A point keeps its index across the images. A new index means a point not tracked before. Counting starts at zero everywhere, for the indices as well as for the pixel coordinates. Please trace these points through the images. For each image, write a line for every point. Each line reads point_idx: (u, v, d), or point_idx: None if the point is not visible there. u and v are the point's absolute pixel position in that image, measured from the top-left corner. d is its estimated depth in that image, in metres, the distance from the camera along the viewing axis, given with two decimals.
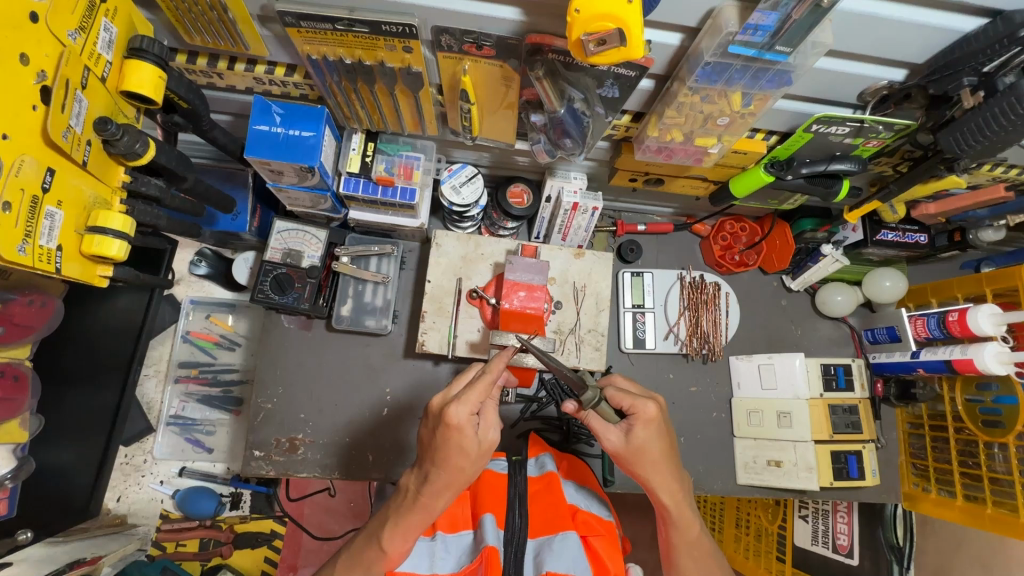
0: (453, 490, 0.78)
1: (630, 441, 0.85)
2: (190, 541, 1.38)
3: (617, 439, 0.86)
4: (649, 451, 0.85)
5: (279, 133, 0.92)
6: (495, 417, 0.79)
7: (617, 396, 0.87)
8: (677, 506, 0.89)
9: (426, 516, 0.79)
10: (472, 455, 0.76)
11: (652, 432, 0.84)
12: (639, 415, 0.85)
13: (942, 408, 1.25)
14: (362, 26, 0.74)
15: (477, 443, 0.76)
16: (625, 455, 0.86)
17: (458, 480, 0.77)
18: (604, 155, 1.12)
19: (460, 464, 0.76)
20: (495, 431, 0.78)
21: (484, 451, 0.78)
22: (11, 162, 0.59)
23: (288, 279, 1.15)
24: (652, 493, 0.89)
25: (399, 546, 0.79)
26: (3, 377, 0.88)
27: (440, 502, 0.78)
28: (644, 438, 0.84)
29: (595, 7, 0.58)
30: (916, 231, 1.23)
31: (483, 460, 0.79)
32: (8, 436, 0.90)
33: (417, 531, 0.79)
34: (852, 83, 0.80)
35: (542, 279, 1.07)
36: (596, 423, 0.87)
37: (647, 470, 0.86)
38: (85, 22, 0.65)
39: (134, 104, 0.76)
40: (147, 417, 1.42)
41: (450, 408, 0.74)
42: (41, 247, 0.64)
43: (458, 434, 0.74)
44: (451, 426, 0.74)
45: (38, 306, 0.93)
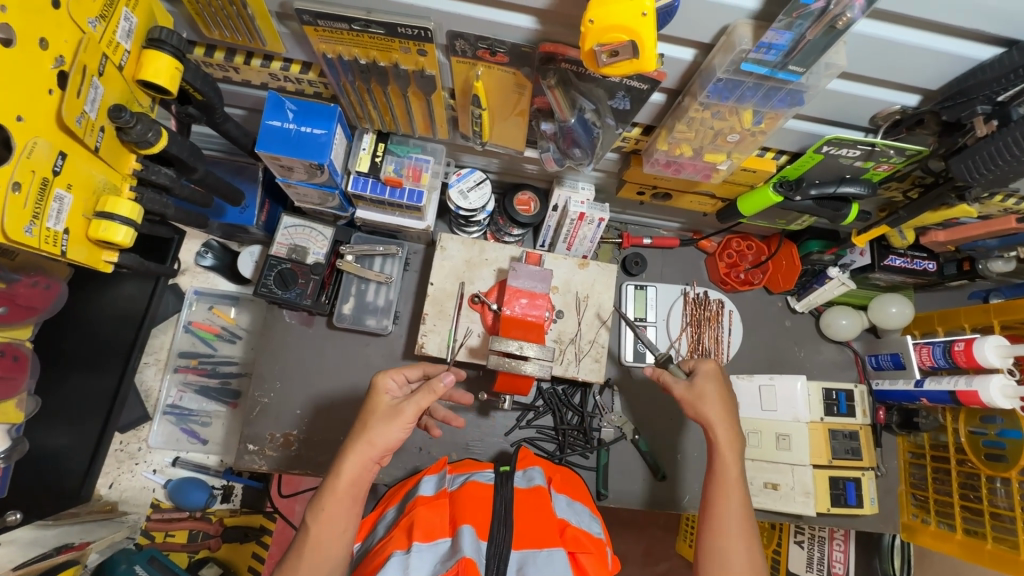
0: (357, 456, 0.79)
1: (697, 389, 0.94)
2: (179, 532, 1.36)
3: (683, 388, 0.95)
4: (712, 398, 0.93)
5: (291, 130, 0.93)
6: (416, 395, 0.83)
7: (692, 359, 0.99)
8: (728, 456, 0.90)
9: (334, 484, 0.78)
10: (378, 413, 0.83)
11: (718, 385, 0.94)
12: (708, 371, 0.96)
13: (945, 439, 1.22)
14: (378, 28, 0.75)
15: (388, 403, 0.84)
16: (688, 400, 0.94)
17: (359, 440, 0.81)
18: (613, 167, 1.12)
19: (366, 422, 0.82)
20: (411, 405, 0.82)
21: (392, 413, 0.82)
22: (24, 143, 0.58)
23: (292, 274, 1.16)
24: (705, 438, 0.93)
25: (320, 522, 0.77)
26: (3, 357, 0.88)
27: (345, 471, 0.79)
28: (709, 388, 0.94)
29: (609, 17, 0.58)
30: (924, 258, 1.22)
31: (391, 428, 0.81)
32: (5, 416, 0.89)
33: (331, 501, 0.78)
34: (866, 106, 0.80)
35: (544, 288, 1.08)
36: (665, 375, 0.97)
37: (710, 411, 0.92)
38: (106, 10, 0.64)
39: (150, 94, 0.76)
40: (144, 405, 1.42)
41: (379, 371, 0.88)
42: (48, 229, 0.62)
43: (374, 393, 0.85)
44: (371, 385, 0.87)
45: (43, 288, 0.93)
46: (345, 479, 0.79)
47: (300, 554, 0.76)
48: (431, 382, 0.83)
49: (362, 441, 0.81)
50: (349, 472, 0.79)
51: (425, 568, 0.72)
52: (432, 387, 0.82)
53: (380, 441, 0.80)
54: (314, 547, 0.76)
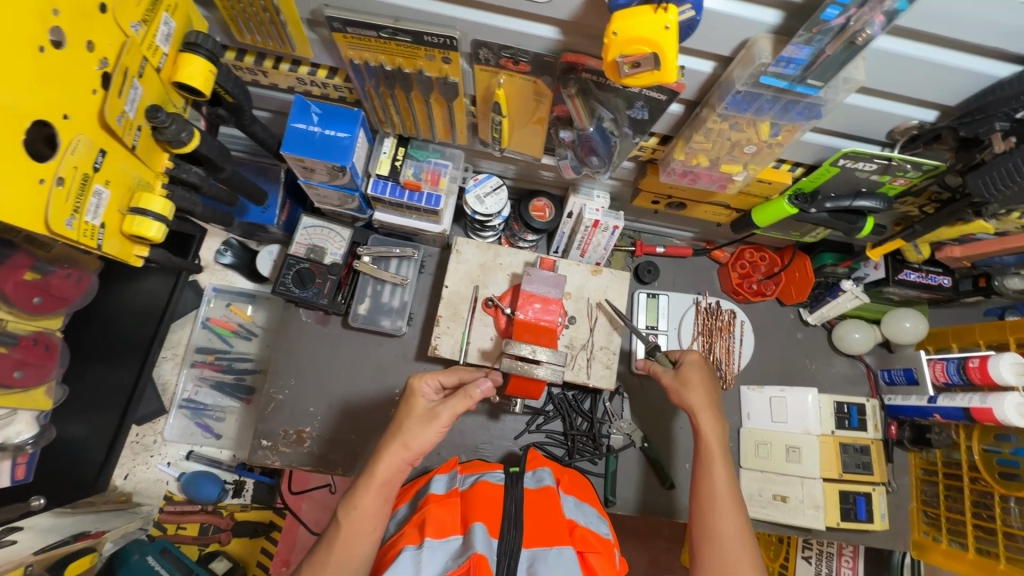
0: (392, 456, 0.82)
1: (682, 376, 1.01)
2: (191, 524, 1.38)
3: (669, 375, 1.02)
4: (694, 384, 0.99)
5: (315, 132, 0.96)
6: (453, 400, 0.85)
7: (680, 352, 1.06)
8: (710, 436, 0.94)
9: (370, 480, 0.81)
10: (414, 416, 0.85)
11: (701, 373, 0.99)
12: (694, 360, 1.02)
13: (957, 456, 1.21)
14: (405, 36, 0.77)
15: (425, 406, 0.86)
16: (672, 386, 1.01)
17: (394, 440, 0.83)
18: (628, 175, 1.13)
19: (403, 424, 0.85)
20: (447, 410, 0.84)
21: (428, 417, 0.85)
22: (68, 141, 0.60)
23: (310, 274, 1.19)
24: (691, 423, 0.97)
25: (352, 519, 0.79)
26: (36, 345, 0.90)
27: (379, 470, 0.81)
28: (692, 375, 1.00)
29: (632, 29, 0.60)
30: (939, 274, 1.22)
31: (426, 431, 0.84)
32: (35, 403, 0.92)
33: (366, 499, 0.80)
34: (883, 120, 0.80)
35: (558, 293, 1.10)
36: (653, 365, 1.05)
37: (691, 395, 0.98)
38: (147, 15, 0.67)
39: (183, 95, 0.79)
40: (161, 398, 1.44)
41: (415, 374, 0.91)
42: (86, 223, 0.65)
43: (410, 396, 0.88)
44: (408, 388, 0.89)
45: (75, 281, 0.94)
46: (380, 478, 0.81)
47: (330, 548, 0.78)
48: (468, 388, 0.86)
49: (398, 442, 0.83)
50: (384, 472, 0.81)
51: (436, 566, 0.73)
52: (468, 393, 0.85)
53: (415, 444, 0.83)
54: (343, 544, 0.78)
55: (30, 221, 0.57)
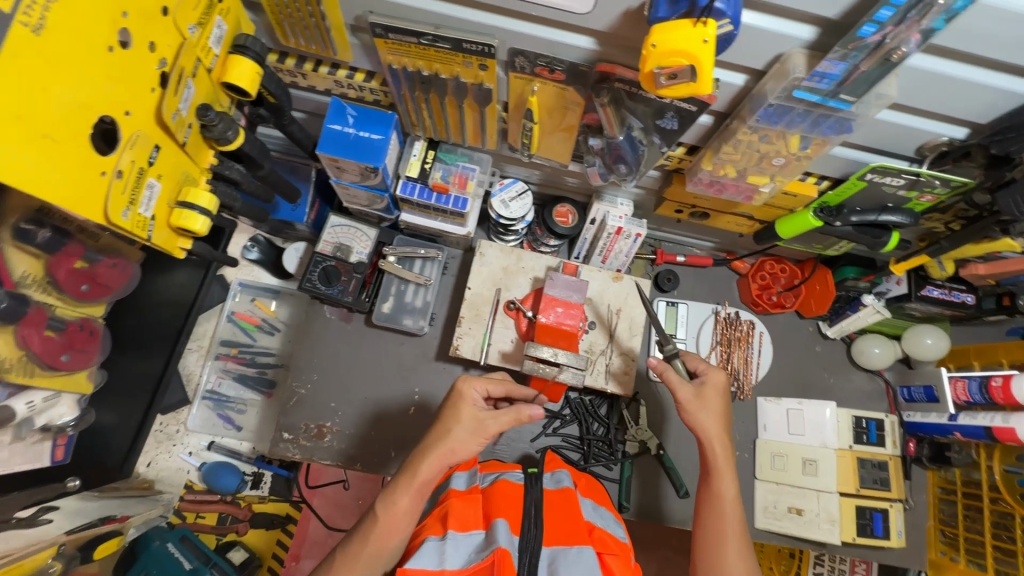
0: (434, 458, 0.82)
1: (700, 394, 0.94)
2: (210, 514, 1.41)
3: (688, 390, 0.94)
4: (712, 407, 0.94)
5: (350, 134, 0.99)
6: (503, 416, 0.85)
7: (694, 361, 0.99)
8: (725, 466, 0.91)
9: (411, 481, 0.82)
10: (462, 423, 0.84)
11: (719, 395, 0.95)
12: (711, 378, 0.96)
13: (977, 476, 1.20)
14: (444, 43, 0.79)
15: (473, 415, 0.85)
16: (691, 404, 0.93)
17: (440, 446, 0.83)
18: (653, 184, 1.14)
19: (449, 429, 0.84)
20: (496, 425, 0.85)
21: (476, 428, 0.85)
22: (129, 136, 0.63)
23: (336, 272, 1.22)
24: (705, 445, 0.93)
25: (389, 513, 0.80)
26: (81, 330, 0.94)
27: (422, 471, 0.82)
28: (711, 396, 0.94)
29: (671, 42, 0.61)
30: (963, 291, 1.21)
31: (472, 441, 0.84)
32: (77, 386, 0.97)
33: (406, 498, 0.81)
34: (912, 136, 0.81)
35: (579, 298, 1.11)
36: (672, 375, 0.95)
37: (711, 420, 0.93)
38: (203, 18, 0.70)
39: (230, 95, 0.82)
40: (185, 388, 1.47)
41: (461, 376, 0.89)
42: (140, 215, 0.68)
43: (458, 399, 0.86)
44: (457, 391, 0.88)
45: (120, 269, 0.98)
46: (422, 479, 0.82)
47: (365, 539, 0.80)
48: (520, 406, 0.86)
49: (442, 447, 0.83)
50: (426, 474, 0.82)
51: (459, 559, 0.74)
52: (520, 411, 0.86)
53: (459, 452, 0.83)
54: (379, 535, 0.80)
55: (92, 212, 0.60)
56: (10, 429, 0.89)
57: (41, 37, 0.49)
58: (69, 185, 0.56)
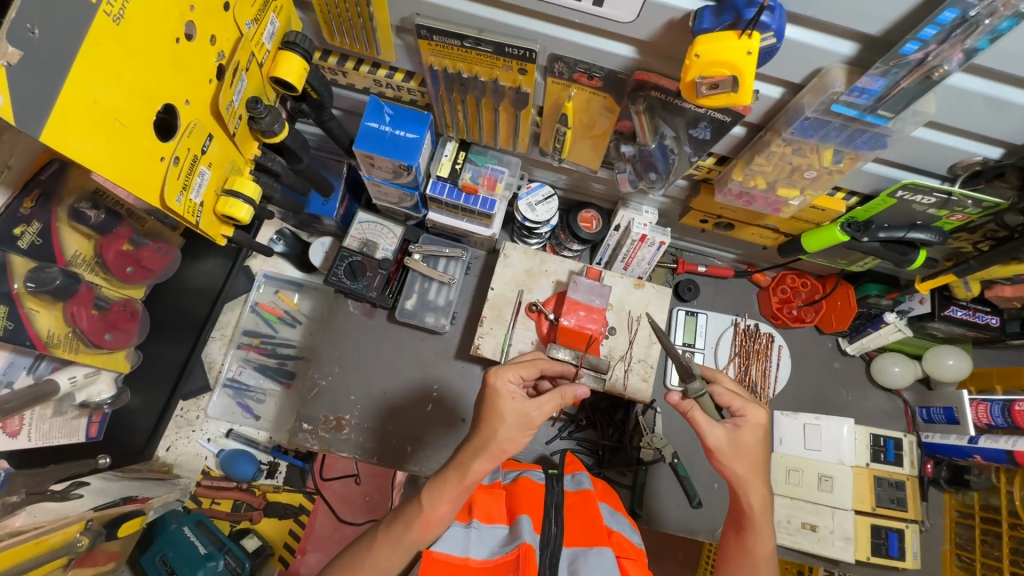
0: (488, 458, 0.79)
1: (734, 439, 0.81)
2: (224, 500, 1.43)
3: (721, 436, 0.81)
4: (750, 454, 0.81)
5: (386, 132, 1.01)
6: (548, 403, 0.81)
7: (726, 395, 0.84)
8: (762, 518, 0.82)
9: (461, 478, 0.80)
10: (508, 421, 0.79)
11: (757, 438, 0.82)
12: (749, 418, 0.82)
13: (996, 501, 1.19)
14: (487, 46, 0.81)
15: (517, 409, 0.80)
16: (725, 452, 0.81)
17: (490, 446, 0.78)
18: (680, 193, 1.15)
19: (495, 428, 0.79)
20: (543, 412, 0.81)
21: (523, 423, 0.80)
22: (187, 124, 0.65)
23: (362, 267, 1.24)
24: (739, 495, 0.83)
25: (435, 503, 0.80)
26: (122, 310, 0.98)
27: (474, 470, 0.79)
28: (748, 442, 0.81)
29: (715, 52, 0.63)
30: (987, 312, 1.20)
31: (521, 435, 0.80)
32: (115, 365, 1.01)
33: (451, 492, 0.80)
34: (946, 154, 0.82)
35: (601, 303, 1.12)
36: (701, 418, 0.81)
37: (748, 472, 0.81)
38: (258, 15, 0.73)
39: (276, 89, 0.84)
40: (207, 375, 1.50)
41: (492, 370, 0.82)
42: (190, 200, 0.70)
43: (498, 396, 0.80)
44: (492, 387, 0.81)
45: (162, 253, 1.02)
46: (472, 477, 0.79)
47: (408, 526, 0.80)
48: (562, 388, 0.83)
49: (492, 448, 0.78)
50: (477, 474, 0.79)
51: (483, 550, 0.78)
52: (565, 394, 0.83)
53: (510, 448, 0.79)
54: (421, 524, 0.80)
55: (150, 194, 0.62)
56: (52, 403, 0.93)
57: (121, 26, 0.51)
58: (132, 168, 0.58)
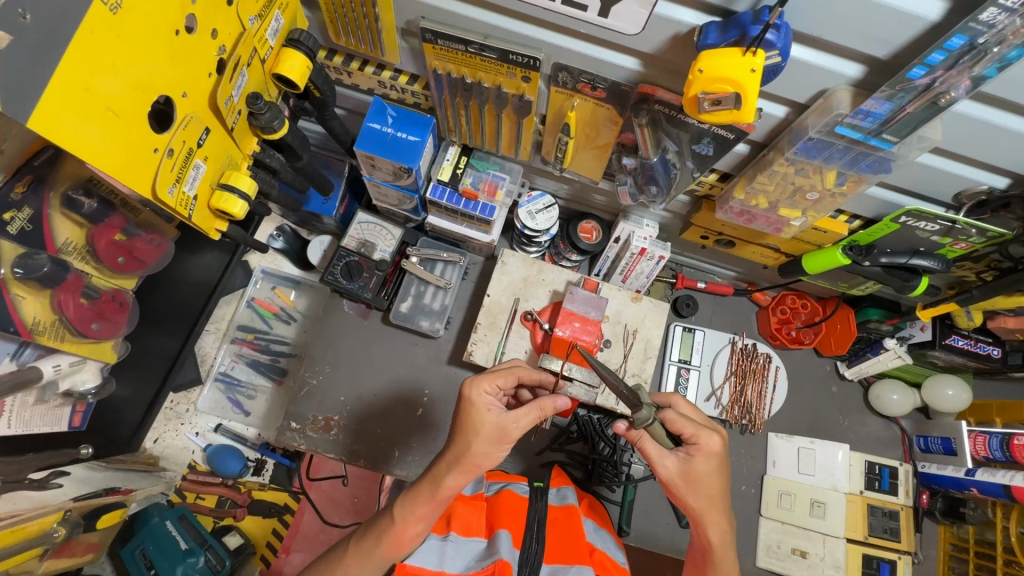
0: (463, 473, 0.74)
1: (688, 470, 0.73)
2: (209, 496, 1.41)
3: (673, 467, 0.73)
4: (705, 486, 0.73)
5: (388, 133, 1.01)
6: (526, 415, 0.77)
7: (678, 422, 0.75)
8: (723, 554, 0.75)
9: (434, 492, 0.76)
10: (482, 434, 0.75)
11: (713, 467, 0.73)
12: (701, 446, 0.74)
13: (991, 536, 1.17)
14: (491, 52, 0.81)
15: (493, 422, 0.75)
16: (678, 485, 0.73)
17: (463, 461, 0.74)
18: (681, 209, 1.14)
19: (468, 443, 0.75)
20: (521, 426, 0.76)
21: (499, 437, 0.75)
22: (183, 116, 0.65)
23: (358, 267, 1.23)
24: (698, 530, 0.76)
25: (406, 518, 0.76)
26: (113, 300, 0.96)
27: (447, 484, 0.75)
28: (703, 473, 0.73)
29: (717, 68, 0.62)
30: (989, 343, 1.18)
31: (497, 450, 0.75)
32: (102, 355, 1.00)
33: (424, 508, 0.76)
34: (951, 182, 0.81)
35: (597, 314, 1.12)
36: (651, 449, 0.73)
37: (703, 506, 0.73)
38: (263, 11, 0.73)
39: (279, 86, 0.84)
40: (199, 369, 1.49)
41: (467, 381, 0.78)
42: (183, 193, 0.69)
43: (472, 409, 0.76)
44: (466, 399, 0.77)
45: (156, 246, 1.01)
46: (445, 492, 0.75)
47: (378, 540, 0.77)
48: (543, 399, 0.79)
49: (467, 463, 0.74)
50: (450, 488, 0.75)
51: (459, 563, 0.77)
52: (544, 405, 0.78)
53: (485, 462, 0.75)
54: (393, 539, 0.76)
55: (140, 185, 0.61)
56: (35, 391, 0.93)
57: (117, 15, 0.51)
58: (123, 158, 0.57)
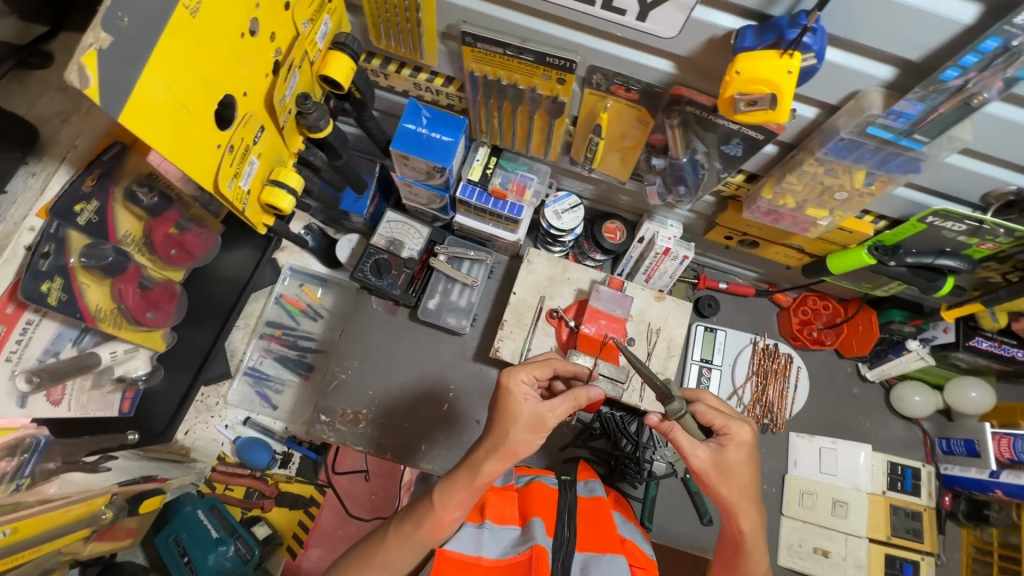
0: (500, 460, 0.77)
1: (720, 461, 0.75)
2: (238, 487, 1.45)
3: (705, 457, 0.75)
4: (737, 476, 0.75)
5: (422, 133, 1.04)
6: (561, 405, 0.79)
7: (708, 413, 0.78)
8: (753, 543, 0.77)
9: (472, 479, 0.78)
10: (520, 422, 0.77)
11: (744, 457, 0.76)
12: (733, 437, 0.76)
13: (1015, 539, 1.16)
14: (529, 55, 0.84)
15: (530, 411, 0.78)
16: (709, 475, 0.75)
17: (500, 448, 0.77)
18: (706, 209, 1.17)
19: (507, 430, 0.77)
20: (557, 415, 0.79)
21: (535, 425, 0.77)
22: (243, 115, 0.69)
23: (387, 265, 1.26)
24: (728, 520, 0.77)
25: (445, 504, 0.78)
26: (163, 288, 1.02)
27: (485, 471, 0.77)
28: (734, 462, 0.75)
29: (755, 70, 0.65)
30: (1014, 345, 1.18)
31: (534, 438, 0.78)
32: (154, 342, 1.06)
33: (462, 494, 0.78)
34: (979, 182, 0.82)
35: (622, 312, 1.18)
36: (683, 439, 0.75)
37: (735, 496, 0.75)
38: (314, 15, 0.76)
39: (324, 87, 0.87)
40: (228, 363, 1.53)
41: (505, 370, 0.81)
42: (240, 187, 0.73)
43: (511, 398, 0.79)
44: (504, 388, 0.80)
45: (204, 238, 1.05)
46: (483, 479, 0.78)
47: (418, 524, 0.79)
48: (577, 390, 0.81)
49: (504, 451, 0.77)
50: (488, 475, 0.77)
51: (495, 550, 0.80)
52: (578, 396, 0.80)
53: (522, 450, 0.77)
54: (432, 524, 0.79)
55: (204, 178, 0.65)
56: (93, 376, 0.98)
57: (196, 19, 0.55)
58: (192, 152, 0.61)
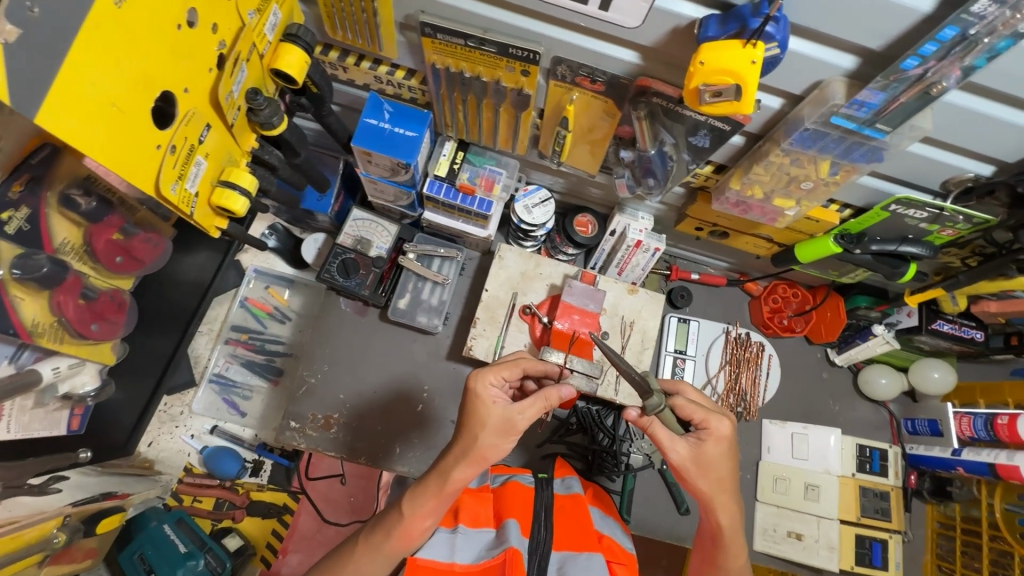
0: (470, 465, 0.75)
1: (699, 455, 0.75)
2: (207, 498, 1.40)
3: (685, 452, 0.75)
4: (716, 470, 0.75)
5: (385, 128, 1.00)
6: (531, 406, 0.77)
7: (687, 407, 0.77)
8: (732, 535, 0.77)
9: (442, 486, 0.76)
10: (489, 426, 0.75)
11: (723, 451, 0.75)
12: (712, 431, 0.76)
13: (976, 513, 1.21)
14: (491, 46, 0.81)
15: (499, 414, 0.76)
16: (689, 469, 0.75)
17: (470, 453, 0.75)
18: (676, 201, 1.16)
19: (476, 435, 0.75)
20: (526, 418, 0.77)
21: (505, 428, 0.76)
22: (185, 112, 0.64)
23: (355, 264, 1.22)
24: (707, 514, 0.77)
25: (414, 513, 0.76)
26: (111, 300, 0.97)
27: (455, 477, 0.75)
28: (714, 456, 0.75)
29: (718, 60, 0.63)
30: (973, 327, 1.22)
31: (504, 442, 0.76)
32: (103, 356, 1.01)
33: (432, 502, 0.76)
34: (939, 170, 0.83)
35: (596, 307, 1.13)
36: (662, 434, 0.75)
37: (713, 489, 0.75)
38: (261, 5, 0.72)
39: (277, 82, 0.83)
40: (193, 370, 1.46)
41: (473, 373, 0.79)
42: (186, 190, 0.69)
43: (479, 401, 0.77)
44: (472, 392, 0.78)
45: (153, 245, 1.00)
46: (453, 485, 0.76)
47: (386, 535, 0.77)
48: (547, 389, 0.79)
49: (474, 456, 0.75)
50: (458, 481, 0.75)
51: (469, 555, 0.78)
52: (549, 395, 0.79)
53: (492, 454, 0.76)
54: (401, 534, 0.77)
55: (144, 181, 0.61)
56: (33, 394, 0.93)
57: (122, 9, 0.50)
58: (127, 153, 0.56)
